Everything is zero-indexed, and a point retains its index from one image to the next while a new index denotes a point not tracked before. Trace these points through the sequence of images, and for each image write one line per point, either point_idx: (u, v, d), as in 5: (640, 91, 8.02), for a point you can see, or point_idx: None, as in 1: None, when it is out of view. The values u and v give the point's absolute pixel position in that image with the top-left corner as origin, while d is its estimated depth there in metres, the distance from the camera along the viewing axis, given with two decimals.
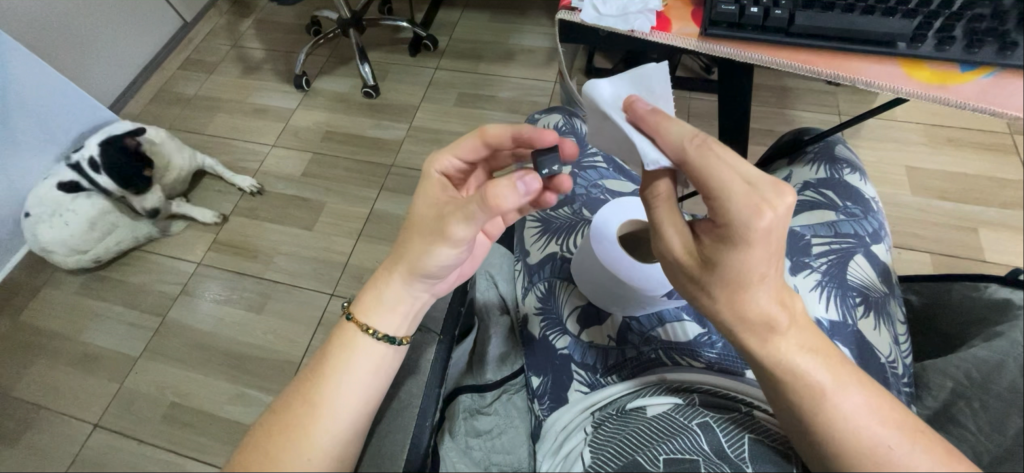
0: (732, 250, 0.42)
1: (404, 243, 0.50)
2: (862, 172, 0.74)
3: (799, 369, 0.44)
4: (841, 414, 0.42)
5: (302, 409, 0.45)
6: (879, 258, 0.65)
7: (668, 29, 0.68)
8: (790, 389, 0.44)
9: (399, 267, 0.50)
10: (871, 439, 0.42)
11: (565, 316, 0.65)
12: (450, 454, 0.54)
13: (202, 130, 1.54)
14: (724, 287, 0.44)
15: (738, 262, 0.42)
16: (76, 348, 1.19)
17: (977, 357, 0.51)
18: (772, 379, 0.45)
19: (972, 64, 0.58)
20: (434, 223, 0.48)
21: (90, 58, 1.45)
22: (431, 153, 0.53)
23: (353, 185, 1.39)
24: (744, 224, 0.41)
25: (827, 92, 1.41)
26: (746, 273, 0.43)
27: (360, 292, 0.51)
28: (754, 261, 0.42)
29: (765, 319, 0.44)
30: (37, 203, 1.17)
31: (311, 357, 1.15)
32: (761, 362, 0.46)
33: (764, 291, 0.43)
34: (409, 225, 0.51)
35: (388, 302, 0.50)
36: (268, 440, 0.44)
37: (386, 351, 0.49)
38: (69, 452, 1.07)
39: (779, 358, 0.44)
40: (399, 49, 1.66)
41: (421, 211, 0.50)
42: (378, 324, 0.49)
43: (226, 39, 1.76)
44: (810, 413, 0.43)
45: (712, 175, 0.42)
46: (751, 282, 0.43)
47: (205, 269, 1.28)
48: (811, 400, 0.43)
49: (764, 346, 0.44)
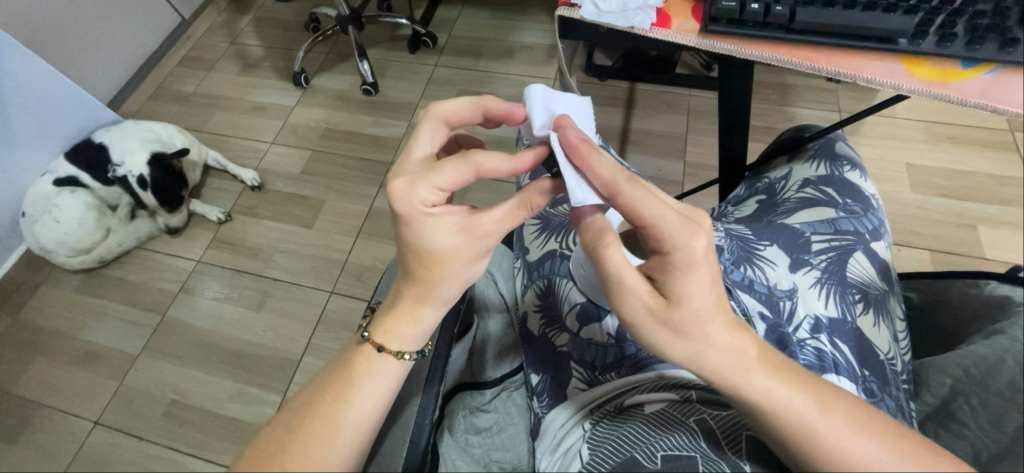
0: (683, 280, 0.43)
1: (437, 276, 0.47)
2: (862, 169, 0.74)
3: (778, 396, 0.43)
4: (827, 433, 0.43)
5: (317, 425, 0.45)
6: (878, 256, 0.65)
7: (668, 25, 0.68)
8: (776, 419, 0.44)
9: (438, 294, 0.48)
10: (860, 453, 0.42)
11: (565, 313, 0.64)
12: (449, 452, 0.57)
13: (201, 128, 1.54)
14: (693, 327, 0.43)
15: (691, 292, 0.43)
16: (76, 346, 1.19)
17: (977, 354, 0.51)
18: (757, 414, 0.44)
19: (973, 60, 0.58)
20: (479, 246, 0.47)
21: (88, 55, 1.45)
22: (411, 188, 0.45)
23: (353, 183, 1.39)
24: (685, 252, 0.42)
25: (827, 89, 1.40)
26: (704, 303, 0.43)
27: (392, 328, 0.49)
28: (699, 286, 0.43)
29: (729, 352, 0.44)
30: (32, 203, 1.18)
31: (311, 354, 1.15)
32: (737, 398, 0.45)
33: (723, 321, 0.44)
34: (428, 259, 0.47)
35: (424, 325, 0.50)
36: (276, 457, 0.43)
37: (394, 364, 0.49)
38: (70, 450, 1.07)
39: (759, 389, 0.44)
40: (398, 46, 1.66)
41: (440, 244, 0.46)
42: (411, 344, 0.49)
43: (224, 36, 1.75)
44: (800, 440, 0.43)
45: (644, 203, 0.42)
46: (712, 311, 0.43)
47: (205, 266, 1.28)
48: (796, 425, 0.43)
49: (742, 382, 0.44)
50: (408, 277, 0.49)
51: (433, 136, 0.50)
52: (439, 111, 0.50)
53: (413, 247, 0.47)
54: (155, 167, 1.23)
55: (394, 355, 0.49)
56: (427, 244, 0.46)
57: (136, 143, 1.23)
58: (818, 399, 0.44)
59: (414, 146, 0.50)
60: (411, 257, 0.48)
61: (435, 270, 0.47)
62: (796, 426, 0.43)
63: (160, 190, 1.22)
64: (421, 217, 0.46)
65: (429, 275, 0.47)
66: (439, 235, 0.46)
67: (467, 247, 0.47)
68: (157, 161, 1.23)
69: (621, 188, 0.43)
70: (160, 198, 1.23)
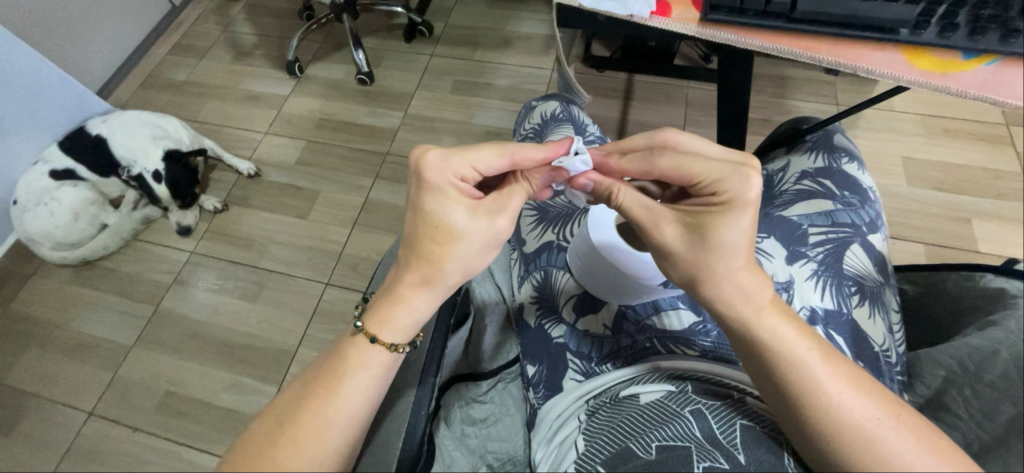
0: (719, 218, 0.45)
1: (446, 254, 0.47)
2: (860, 161, 0.74)
3: (787, 337, 0.45)
4: (828, 387, 0.44)
5: (310, 416, 0.44)
6: (875, 248, 0.65)
7: (668, 13, 0.66)
8: (781, 358, 0.45)
9: (441, 279, 0.48)
10: (852, 408, 0.43)
11: (561, 305, 0.65)
12: (445, 442, 0.57)
13: (193, 117, 1.52)
14: (698, 264, 0.46)
15: (729, 233, 0.45)
16: (69, 337, 1.18)
17: (970, 346, 0.51)
18: (762, 353, 0.46)
19: (975, 51, 0.58)
20: (495, 230, 0.48)
21: (77, 42, 1.42)
22: (445, 158, 0.48)
23: (348, 173, 1.38)
24: (737, 195, 0.46)
25: (825, 81, 1.40)
26: (730, 240, 0.45)
27: (389, 318, 0.48)
28: (734, 227, 0.45)
29: (741, 296, 0.46)
30: (24, 192, 1.16)
31: (307, 346, 1.14)
32: (746, 336, 0.47)
33: (745, 262, 0.46)
34: (439, 233, 0.47)
35: (419, 318, 0.49)
36: (273, 447, 0.43)
37: (384, 358, 0.48)
38: (64, 440, 1.07)
39: (770, 328, 0.46)
40: (393, 35, 1.64)
41: (452, 219, 0.47)
42: (408, 336, 0.49)
43: (216, 23, 1.72)
44: (797, 386, 0.44)
45: (687, 162, 0.48)
46: (731, 250, 0.46)
47: (198, 258, 1.27)
48: (800, 368, 0.44)
49: (752, 318, 0.46)
50: (415, 259, 0.48)
51: (495, 161, 0.50)
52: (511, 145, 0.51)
53: (429, 219, 0.47)
54: (170, 163, 1.23)
55: (388, 349, 0.48)
56: (443, 221, 0.47)
57: (146, 141, 1.22)
58: (826, 355, 0.45)
59: (473, 156, 0.49)
60: (423, 234, 0.48)
61: (446, 249, 0.47)
62: (797, 371, 0.44)
63: (175, 186, 1.23)
64: (451, 189, 0.48)
65: (438, 252, 0.47)
66: (460, 214, 0.47)
67: (481, 229, 0.47)
68: (171, 159, 1.23)
69: (659, 161, 0.50)
70: (174, 193, 1.23)
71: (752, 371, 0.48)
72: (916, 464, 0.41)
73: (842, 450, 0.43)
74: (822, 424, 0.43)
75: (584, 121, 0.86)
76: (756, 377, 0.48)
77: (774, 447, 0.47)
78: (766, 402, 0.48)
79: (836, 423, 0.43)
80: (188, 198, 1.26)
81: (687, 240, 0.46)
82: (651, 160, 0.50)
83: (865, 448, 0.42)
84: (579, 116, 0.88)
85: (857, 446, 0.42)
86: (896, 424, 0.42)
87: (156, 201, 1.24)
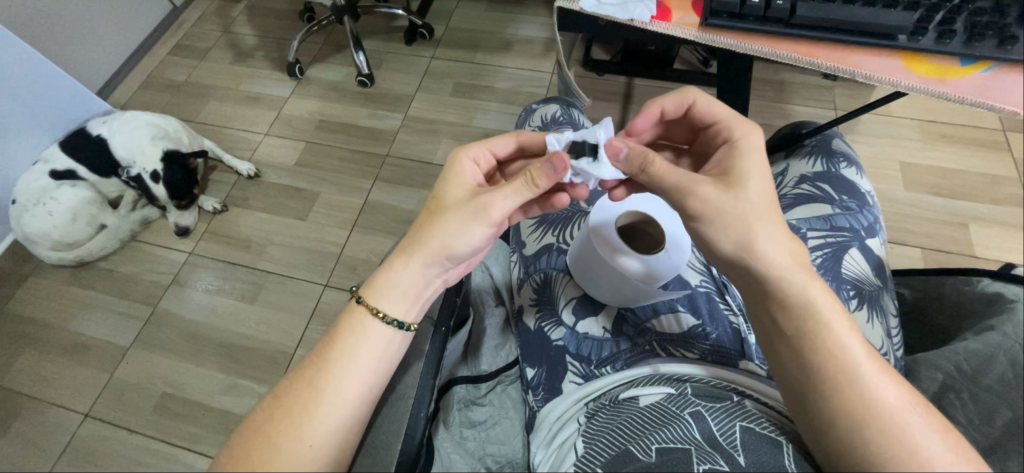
0: (744, 165, 0.51)
1: (433, 223, 0.51)
2: (859, 166, 0.74)
3: (826, 310, 0.47)
4: (862, 365, 0.44)
5: (308, 395, 0.45)
6: (873, 252, 0.65)
7: (668, 18, 0.67)
8: (821, 329, 0.46)
9: (425, 246, 0.50)
10: (885, 392, 0.43)
11: (561, 307, 0.65)
12: (444, 445, 0.56)
13: (192, 118, 1.52)
14: (741, 214, 0.48)
15: (750, 182, 0.50)
16: (66, 338, 1.18)
17: (968, 350, 0.51)
18: (803, 323, 0.47)
19: (972, 57, 0.58)
20: (477, 203, 0.51)
21: (76, 43, 1.42)
22: (466, 143, 0.58)
23: (347, 175, 1.38)
24: (749, 142, 0.53)
25: (824, 86, 1.41)
26: (762, 188, 0.50)
27: (375, 283, 0.50)
28: (759, 174, 0.50)
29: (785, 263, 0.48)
30: (24, 192, 1.17)
31: (305, 348, 1.14)
32: (789, 309, 0.47)
33: (780, 230, 0.49)
34: (437, 205, 0.53)
35: (403, 285, 0.50)
36: (271, 425, 0.44)
37: (381, 328, 0.49)
38: (59, 442, 1.06)
39: (808, 296, 0.47)
40: (394, 37, 1.64)
41: (450, 194, 0.53)
42: (391, 307, 0.49)
43: (216, 24, 1.73)
44: (834, 361, 0.45)
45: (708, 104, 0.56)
46: (766, 208, 0.49)
47: (197, 258, 1.27)
48: (839, 339, 0.45)
49: (793, 285, 0.47)
50: (413, 227, 0.53)
51: (508, 143, 0.60)
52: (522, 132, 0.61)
53: (436, 194, 0.54)
54: (169, 164, 1.23)
55: (371, 312, 0.49)
56: (443, 194, 0.53)
57: (146, 141, 1.22)
58: (859, 340, 0.46)
59: (489, 142, 0.59)
60: (426, 206, 0.54)
61: (435, 219, 0.51)
62: (834, 341, 0.45)
63: (173, 187, 1.22)
64: (462, 167, 0.55)
65: (428, 221, 0.52)
66: (455, 189, 0.53)
67: (467, 202, 0.51)
68: (170, 159, 1.22)
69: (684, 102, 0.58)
70: (173, 194, 1.23)
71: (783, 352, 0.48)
72: (942, 453, 0.41)
73: (872, 430, 0.42)
74: (858, 408, 0.43)
75: (584, 123, 0.87)
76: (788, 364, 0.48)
77: (775, 447, 0.47)
78: (790, 395, 0.48)
79: (869, 400, 0.43)
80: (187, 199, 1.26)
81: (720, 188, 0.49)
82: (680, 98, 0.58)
83: (894, 430, 0.42)
84: (579, 119, 0.89)
85: (890, 430, 0.42)
86: (923, 417, 0.43)
87: (155, 201, 1.24)
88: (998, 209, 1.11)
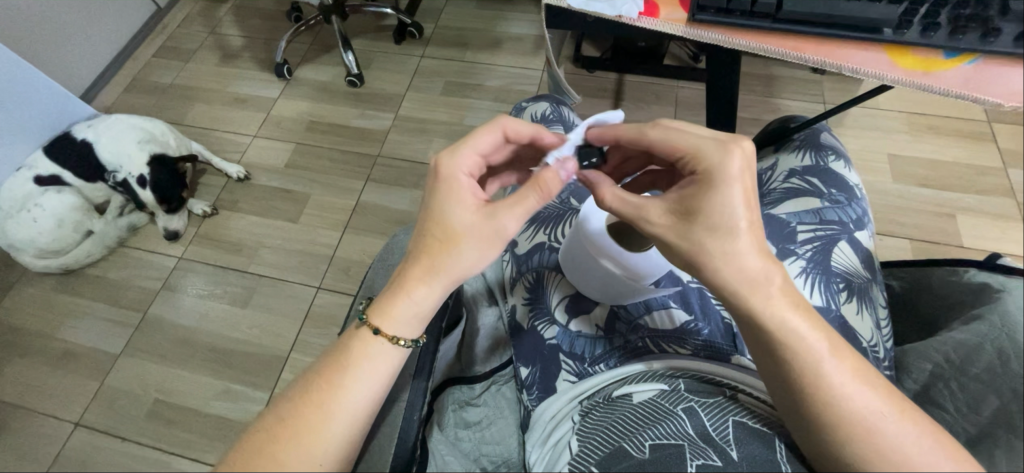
0: (711, 194, 0.47)
1: (447, 250, 0.49)
2: (847, 159, 0.75)
3: (797, 329, 0.45)
4: (834, 375, 0.44)
5: (311, 408, 0.45)
6: (862, 245, 0.66)
7: (656, 14, 0.67)
8: (790, 350, 0.45)
9: (444, 272, 0.49)
10: (859, 401, 0.43)
11: (554, 305, 0.65)
12: (439, 447, 0.56)
13: (179, 121, 1.50)
14: (703, 236, 0.48)
15: (718, 205, 0.47)
16: (55, 346, 1.17)
17: (955, 340, 0.52)
18: (773, 346, 0.46)
19: (956, 50, 0.59)
20: (492, 226, 0.49)
21: (58, 47, 1.40)
22: (450, 148, 0.53)
23: (339, 176, 1.37)
24: (721, 169, 0.47)
25: (812, 80, 1.42)
26: (729, 216, 0.47)
27: (393, 311, 0.49)
28: (736, 202, 0.47)
29: (758, 277, 0.46)
30: (7, 199, 1.15)
31: (300, 352, 1.13)
32: (755, 326, 0.47)
33: (754, 245, 0.47)
34: (444, 229, 0.50)
35: (421, 309, 0.50)
36: (274, 442, 0.44)
37: (394, 352, 0.49)
38: (50, 452, 1.05)
39: (774, 316, 0.46)
40: (383, 36, 1.63)
41: (451, 214, 0.50)
42: (407, 331, 0.49)
43: (203, 25, 1.71)
44: (801, 378, 0.45)
45: (672, 134, 0.51)
46: (739, 227, 0.47)
47: (187, 263, 1.26)
48: (807, 361, 0.44)
49: (756, 306, 0.46)
50: (421, 251, 0.50)
51: (492, 136, 0.55)
52: (504, 121, 0.56)
53: (436, 216, 0.51)
54: (156, 167, 1.21)
55: (389, 340, 0.48)
56: (446, 215, 0.50)
57: (132, 145, 1.20)
58: (835, 348, 0.45)
59: (474, 142, 0.54)
60: (428, 232, 0.51)
61: (447, 244, 0.50)
62: (805, 364, 0.44)
63: (160, 191, 1.21)
64: (456, 181, 0.52)
65: (440, 246, 0.50)
66: (460, 207, 0.50)
67: (480, 224, 0.50)
68: (157, 162, 1.21)
69: (648, 132, 0.52)
70: (160, 198, 1.21)
71: (759, 361, 0.49)
72: (916, 457, 0.41)
73: (841, 441, 0.43)
74: (830, 416, 0.43)
75: (574, 121, 0.87)
76: (765, 370, 0.48)
77: (768, 443, 0.47)
78: (774, 397, 0.48)
79: (836, 412, 0.43)
80: (174, 202, 1.25)
81: (675, 217, 0.49)
82: (642, 130, 0.53)
83: (865, 439, 0.42)
84: (569, 117, 0.88)
85: (858, 435, 0.42)
86: (901, 419, 0.42)
87: (143, 206, 1.23)
88: (987, 200, 1.13)
